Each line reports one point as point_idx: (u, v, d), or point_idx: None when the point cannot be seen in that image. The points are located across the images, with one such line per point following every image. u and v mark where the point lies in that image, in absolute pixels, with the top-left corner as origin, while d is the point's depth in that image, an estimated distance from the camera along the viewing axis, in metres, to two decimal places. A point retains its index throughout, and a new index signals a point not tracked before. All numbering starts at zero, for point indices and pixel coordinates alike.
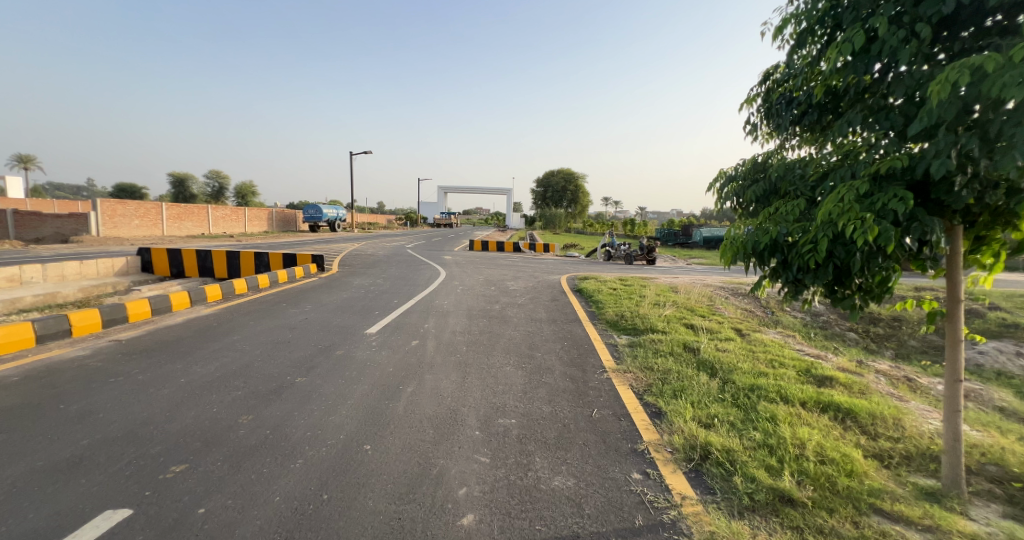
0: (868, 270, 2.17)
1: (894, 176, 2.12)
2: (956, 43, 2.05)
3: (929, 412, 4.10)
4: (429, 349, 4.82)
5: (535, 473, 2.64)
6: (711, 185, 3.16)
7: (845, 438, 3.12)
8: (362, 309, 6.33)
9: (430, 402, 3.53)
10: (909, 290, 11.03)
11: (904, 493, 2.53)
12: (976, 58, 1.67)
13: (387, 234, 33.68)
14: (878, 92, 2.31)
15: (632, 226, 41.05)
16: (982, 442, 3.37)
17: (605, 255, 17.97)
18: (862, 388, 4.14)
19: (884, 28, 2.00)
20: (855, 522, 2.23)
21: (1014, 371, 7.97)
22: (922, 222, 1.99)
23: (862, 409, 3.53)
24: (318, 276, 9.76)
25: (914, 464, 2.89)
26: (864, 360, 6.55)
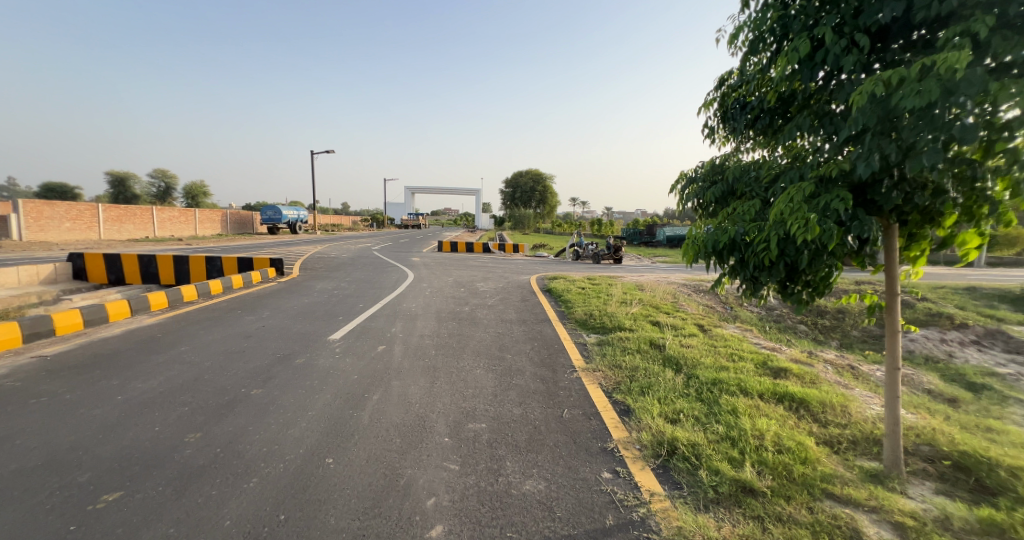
0: (814, 267, 2.26)
1: (836, 179, 2.23)
2: (889, 55, 2.18)
3: (871, 398, 4.35)
4: (396, 354, 4.68)
5: (506, 478, 2.60)
6: (673, 186, 3.21)
7: (800, 427, 3.24)
8: (325, 315, 6.09)
9: (398, 410, 3.42)
10: (851, 284, 11.74)
11: (852, 476, 2.65)
12: (887, 73, 1.85)
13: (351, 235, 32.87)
14: (822, 98, 2.41)
15: (599, 226, 41.81)
16: (916, 424, 3.60)
17: (573, 255, 18.16)
18: (813, 378, 4.34)
19: (828, 36, 2.10)
20: (811, 507, 2.31)
21: (940, 357, 8.64)
22: (862, 221, 2.10)
23: (813, 397, 3.69)
24: (278, 279, 9.35)
25: (859, 448, 3.03)
26: (814, 351, 6.90)
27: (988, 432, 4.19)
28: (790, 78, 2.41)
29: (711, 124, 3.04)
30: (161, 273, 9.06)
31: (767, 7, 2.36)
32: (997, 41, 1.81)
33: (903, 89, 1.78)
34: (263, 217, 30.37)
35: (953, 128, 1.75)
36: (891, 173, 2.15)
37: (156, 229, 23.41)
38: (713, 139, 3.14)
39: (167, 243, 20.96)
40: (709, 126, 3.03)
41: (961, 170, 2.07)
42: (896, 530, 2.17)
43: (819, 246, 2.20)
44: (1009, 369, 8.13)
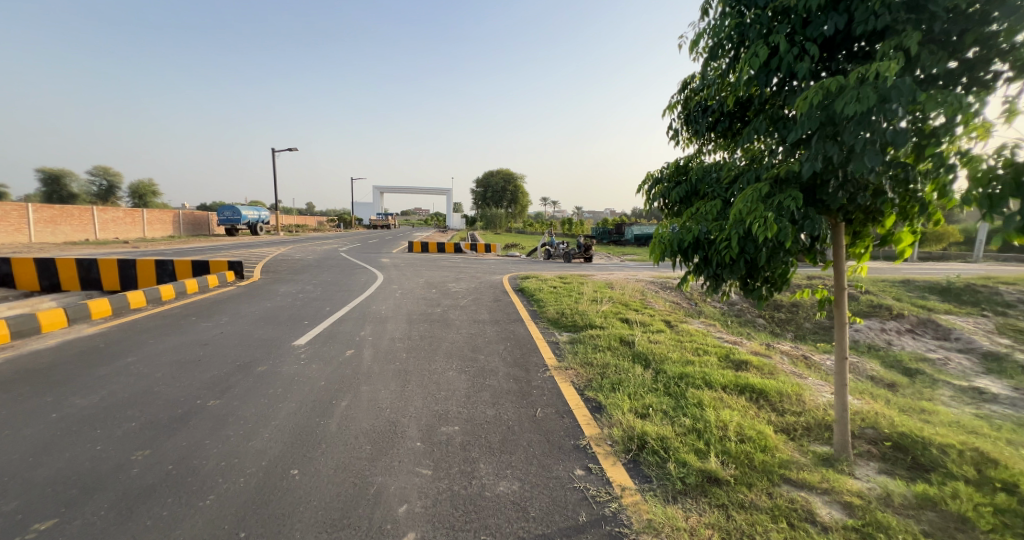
0: (771, 264, 2.35)
1: (790, 180, 2.33)
2: (835, 64, 2.29)
3: (822, 386, 4.58)
4: (365, 359, 4.54)
5: (479, 480, 2.56)
6: (640, 186, 3.25)
7: (760, 416, 3.36)
8: (290, 319, 5.85)
9: (368, 415, 3.32)
10: (804, 279, 12.36)
11: (807, 461, 2.78)
12: (830, 80, 1.97)
13: (315, 236, 31.87)
14: (776, 103, 2.51)
15: (570, 226, 42.31)
16: (861, 408, 3.81)
17: (544, 255, 18.26)
18: (771, 369, 4.52)
19: (780, 44, 2.19)
20: (770, 493, 2.41)
21: (881, 345, 9.23)
22: (814, 220, 2.21)
23: (771, 388, 3.84)
24: (237, 283, 8.93)
25: (813, 434, 3.17)
26: (771, 343, 7.21)
27: (923, 413, 4.50)
28: (747, 83, 2.49)
29: (675, 125, 3.10)
30: (104, 278, 8.46)
31: (725, 15, 2.43)
32: (924, 56, 1.96)
33: (845, 95, 1.89)
34: (220, 218, 29.00)
35: (888, 133, 1.89)
36: (837, 175, 2.27)
37: (97, 231, 21.93)
38: (678, 141, 3.20)
39: (110, 245, 19.70)
40: (673, 128, 3.09)
41: (897, 173, 2.22)
42: (846, 510, 2.30)
43: (775, 244, 2.28)
44: (939, 355, 8.81)
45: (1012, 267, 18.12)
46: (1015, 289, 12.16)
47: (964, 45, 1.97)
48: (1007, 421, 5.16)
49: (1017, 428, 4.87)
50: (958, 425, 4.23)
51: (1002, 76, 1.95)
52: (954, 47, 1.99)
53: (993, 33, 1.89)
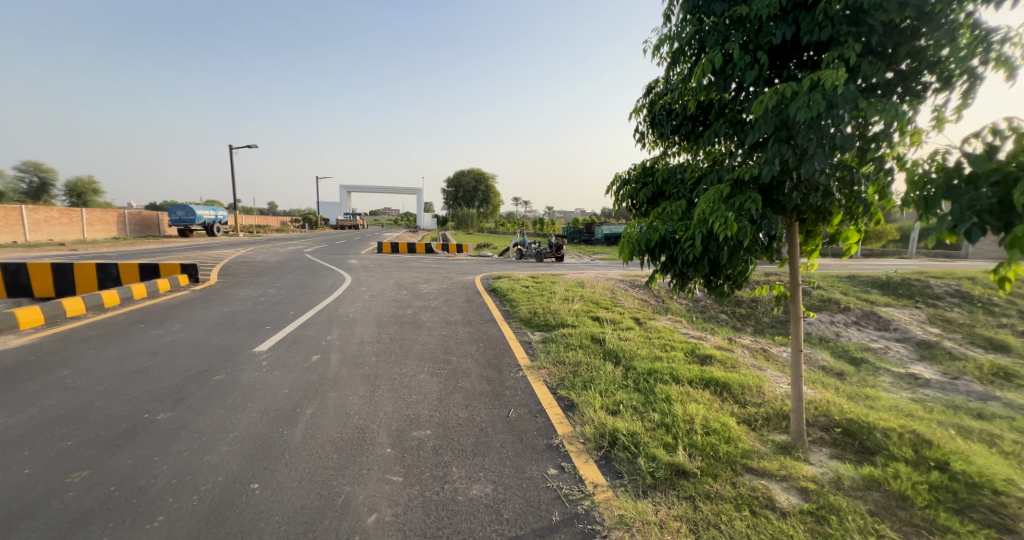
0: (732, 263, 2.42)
1: (749, 182, 2.41)
2: (787, 71, 2.39)
3: (780, 377, 4.76)
4: (332, 364, 4.39)
5: (452, 484, 2.50)
6: (609, 187, 3.27)
7: (724, 409, 3.45)
8: (250, 325, 5.58)
9: (334, 423, 3.20)
10: (762, 276, 12.92)
11: (766, 450, 2.87)
12: (783, 86, 2.05)
13: (277, 237, 30.74)
14: (734, 108, 2.59)
15: (541, 226, 42.59)
16: (815, 397, 3.99)
17: (516, 255, 18.28)
18: (734, 363, 4.66)
19: (735, 52, 2.27)
20: (734, 482, 2.48)
21: (830, 336, 9.76)
22: (771, 220, 2.29)
23: (733, 380, 3.96)
24: (190, 287, 8.46)
25: (772, 424, 3.29)
26: (732, 337, 7.47)
27: (867, 399, 4.79)
28: (707, 88, 2.56)
29: (641, 128, 3.14)
30: (35, 283, 7.86)
31: (684, 22, 2.49)
32: (867, 66, 2.08)
33: (797, 101, 2.00)
34: (172, 218, 27.48)
35: (836, 137, 2.00)
36: (791, 176, 2.37)
37: (27, 231, 20.09)
38: (644, 143, 3.24)
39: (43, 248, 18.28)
40: (639, 131, 3.13)
41: (844, 175, 2.34)
42: (803, 494, 2.40)
43: (736, 243, 2.35)
44: (881, 344, 9.44)
45: (945, 263, 19.63)
46: (945, 283, 13.21)
47: (898, 57, 2.14)
48: (938, 403, 5.58)
49: (946, 409, 5.28)
50: (898, 409, 4.52)
51: (931, 86, 2.13)
52: (890, 58, 2.16)
53: (922, 47, 2.08)
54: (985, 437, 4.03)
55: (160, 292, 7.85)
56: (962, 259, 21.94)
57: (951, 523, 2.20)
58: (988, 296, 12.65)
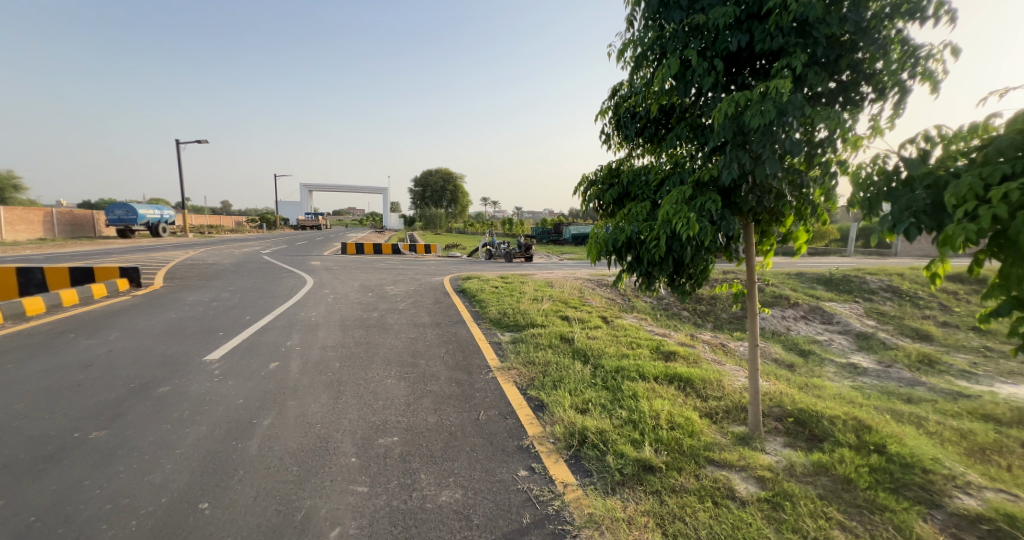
0: (695, 262, 2.47)
1: (709, 184, 2.46)
2: (741, 78, 2.46)
3: (738, 371, 4.93)
4: (292, 371, 4.18)
5: (420, 492, 2.41)
6: (576, 187, 3.26)
7: (687, 403, 3.51)
8: (200, 332, 5.24)
9: (294, 433, 3.04)
10: (720, 274, 13.41)
11: (727, 442, 2.94)
12: (739, 94, 2.13)
13: (232, 237, 29.25)
14: (694, 113, 2.64)
15: (509, 226, 42.69)
16: (770, 389, 4.14)
17: (485, 255, 18.19)
18: (696, 358, 4.78)
19: (694, 58, 2.33)
20: (697, 475, 2.52)
21: (782, 330, 10.24)
22: (729, 221, 2.36)
23: (696, 375, 4.05)
24: (131, 292, 7.87)
25: (732, 416, 3.38)
26: (693, 333, 7.69)
27: (815, 389, 5.04)
28: (669, 93, 2.59)
29: (607, 130, 3.15)
30: None
31: (646, 28, 2.53)
32: (812, 76, 2.19)
33: (751, 109, 2.09)
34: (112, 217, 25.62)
35: (787, 143, 2.11)
36: (747, 179, 2.46)
37: None
38: (609, 145, 3.25)
39: None
40: (605, 133, 3.15)
41: (794, 179, 2.46)
42: (759, 483, 2.47)
43: (698, 243, 2.40)
44: (825, 337, 10.02)
45: (881, 261, 21.07)
46: (880, 279, 14.18)
47: (840, 68, 2.27)
48: (875, 390, 5.95)
49: (881, 395, 5.64)
50: (842, 397, 4.77)
51: (869, 96, 2.28)
52: (832, 69, 2.28)
53: (860, 59, 2.22)
54: (915, 420, 4.32)
55: (95, 298, 7.26)
56: (897, 258, 23.61)
57: (888, 502, 2.32)
58: (915, 290, 13.71)
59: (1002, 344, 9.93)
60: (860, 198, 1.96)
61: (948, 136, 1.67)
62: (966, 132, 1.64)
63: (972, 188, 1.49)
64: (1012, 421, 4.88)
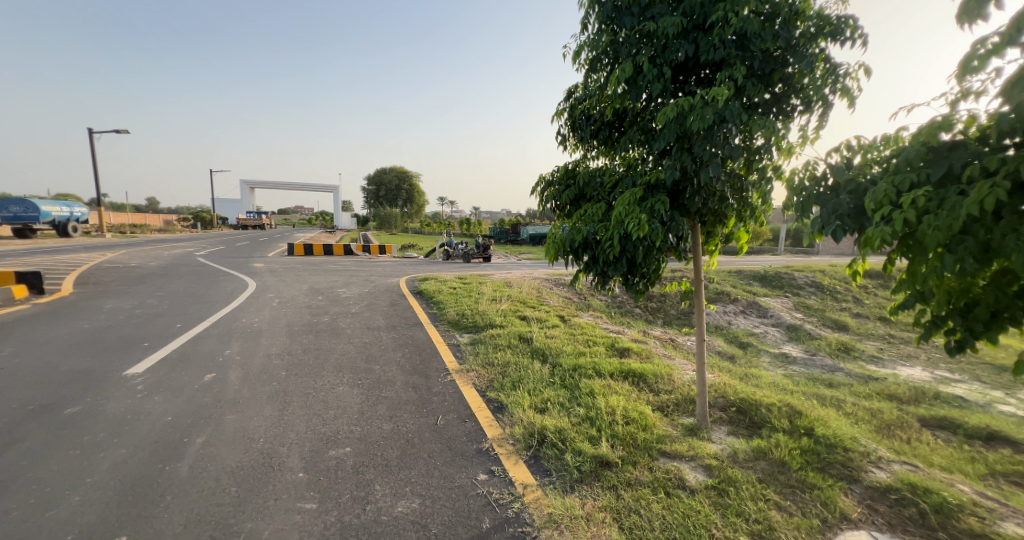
0: (647, 262, 2.49)
1: (659, 186, 2.49)
2: (688, 86, 2.50)
3: (686, 364, 5.09)
4: (230, 383, 3.84)
5: (375, 504, 2.26)
6: (533, 187, 3.21)
7: (641, 398, 3.56)
8: (121, 343, 4.72)
9: (233, 450, 2.77)
10: (668, 272, 13.94)
11: (677, 434, 3.00)
12: (685, 100, 2.18)
13: (162, 238, 26.98)
14: (645, 117, 2.67)
15: (467, 226, 42.43)
16: (715, 381, 4.29)
17: (443, 255, 17.91)
18: (648, 353, 4.89)
19: (645, 64, 2.34)
20: (651, 467, 2.54)
21: (724, 324, 10.79)
22: (678, 222, 2.40)
23: (648, 371, 4.13)
24: (32, 299, 6.97)
25: (682, 408, 3.46)
26: (645, 329, 7.91)
27: (753, 378, 5.31)
28: (621, 97, 2.60)
29: (563, 132, 3.12)
30: None
31: (600, 33, 2.52)
32: (750, 87, 2.27)
33: (693, 113, 2.15)
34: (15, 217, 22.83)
35: (726, 147, 2.18)
36: (693, 182, 2.52)
37: None
38: (565, 146, 3.23)
39: None
40: (562, 134, 3.13)
41: (734, 183, 2.56)
42: (707, 471, 2.53)
43: (650, 244, 2.41)
44: (761, 329, 10.67)
45: (805, 259, 22.86)
46: (805, 274, 15.34)
47: (772, 81, 2.37)
48: (802, 377, 6.39)
49: (808, 381, 6.07)
50: (777, 386, 5.07)
51: (797, 108, 2.39)
52: (766, 82, 2.39)
53: (791, 74, 2.34)
54: (834, 402, 4.66)
55: None
56: (820, 256, 25.72)
57: (816, 480, 2.44)
58: (835, 285, 14.97)
59: (903, 330, 11.07)
60: (793, 201, 2.02)
61: (864, 146, 1.74)
62: (880, 143, 1.72)
63: (887, 194, 1.53)
64: (911, 400, 5.41)
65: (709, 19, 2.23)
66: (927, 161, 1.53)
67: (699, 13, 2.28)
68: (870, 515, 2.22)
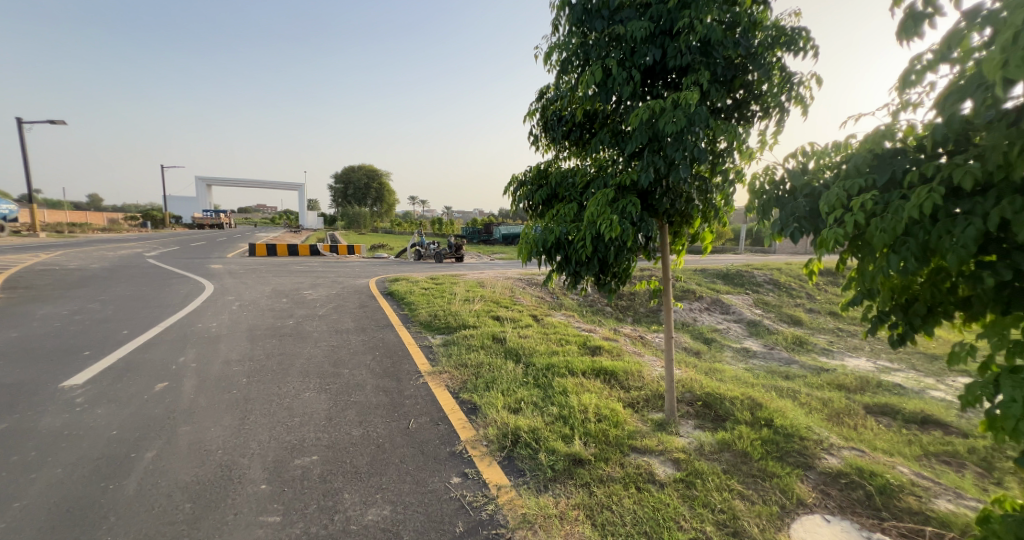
0: (619, 262, 2.48)
1: (629, 187, 2.48)
2: (656, 90, 2.49)
3: (655, 361, 5.17)
4: (183, 392, 3.59)
5: (343, 514, 2.15)
6: (506, 187, 3.15)
7: (612, 395, 3.57)
8: (59, 353, 4.35)
9: (187, 463, 2.58)
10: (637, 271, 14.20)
11: (647, 429, 3.01)
12: (656, 102, 2.19)
13: (109, 238, 25.34)
14: (615, 119, 2.65)
15: (439, 226, 41.98)
16: (683, 376, 4.37)
17: (414, 255, 17.63)
18: (619, 351, 4.93)
19: (615, 67, 2.32)
20: (622, 463, 2.53)
21: (689, 320, 11.08)
22: (648, 222, 2.40)
23: (620, 368, 4.15)
24: None
25: (651, 404, 3.49)
26: (616, 328, 8.00)
27: (716, 372, 5.46)
28: (591, 99, 2.57)
29: (536, 132, 3.09)
30: None
31: (571, 35, 2.50)
32: (714, 92, 2.30)
33: (665, 116, 2.15)
34: None
35: (695, 150, 2.20)
36: (662, 184, 2.53)
37: None
38: (538, 147, 3.19)
39: None
40: (535, 134, 3.09)
41: (700, 184, 2.60)
42: (675, 464, 2.54)
43: (620, 244, 2.41)
44: (723, 325, 11.03)
45: (764, 257, 23.86)
46: (764, 272, 16.01)
47: (734, 87, 2.43)
48: (762, 370, 6.63)
49: (766, 374, 6.31)
50: (739, 379, 5.22)
51: (757, 114, 2.46)
52: (728, 88, 2.44)
53: (750, 81, 2.40)
54: (790, 393, 4.84)
55: None
56: (778, 254, 26.91)
57: (775, 468, 2.49)
58: (791, 281, 15.69)
59: (850, 324, 11.71)
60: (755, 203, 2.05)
61: (818, 152, 1.77)
62: (831, 149, 1.74)
63: (839, 198, 1.51)
64: (858, 388, 5.70)
65: (675, 25, 2.24)
66: (872, 167, 1.53)
67: (666, 19, 2.29)
68: (824, 499, 2.29)
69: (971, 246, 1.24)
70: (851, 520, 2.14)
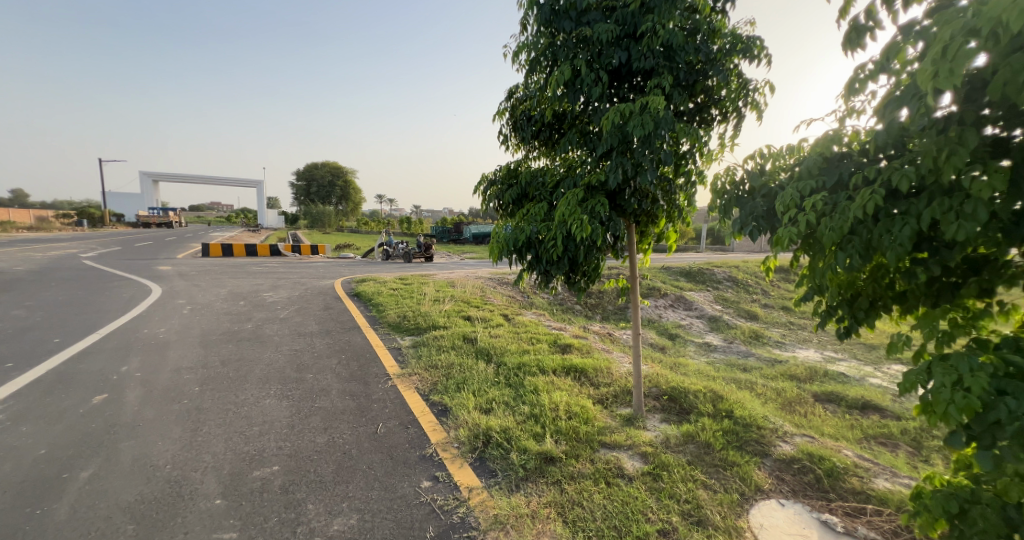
0: (588, 261, 2.46)
1: (597, 188, 2.45)
2: (622, 92, 2.48)
3: (623, 357, 5.22)
4: (125, 404, 3.31)
5: (306, 526, 2.01)
6: (476, 186, 3.07)
7: (582, 392, 3.56)
8: None
9: (129, 481, 2.37)
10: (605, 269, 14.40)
11: (616, 424, 3.01)
12: (624, 105, 2.16)
13: (43, 238, 23.42)
14: (583, 120, 2.62)
15: (407, 225, 41.25)
16: (650, 372, 4.42)
17: (380, 255, 17.23)
18: (589, 348, 4.94)
19: (583, 68, 2.28)
20: (592, 459, 2.50)
21: (655, 317, 11.34)
22: (616, 222, 2.39)
23: (590, 365, 4.15)
24: None
25: (619, 399, 3.50)
26: (586, 325, 8.06)
27: (680, 367, 5.58)
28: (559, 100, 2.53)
29: (505, 131, 3.03)
30: None
31: (539, 34, 2.44)
32: (677, 96, 2.31)
33: (633, 120, 2.14)
34: None
35: (662, 153, 2.20)
36: (630, 184, 2.52)
37: None
38: (508, 146, 3.13)
39: None
40: (505, 133, 3.02)
41: (664, 186, 2.61)
42: (643, 458, 2.54)
43: (590, 243, 2.39)
44: (687, 321, 11.35)
45: (724, 256, 24.80)
46: (724, 269, 16.62)
47: (696, 92, 2.42)
48: (722, 363, 6.84)
49: (726, 367, 6.52)
50: (701, 373, 5.35)
51: (716, 118, 2.50)
52: (690, 92, 2.42)
53: (711, 86, 2.40)
54: (749, 384, 5.01)
55: None
56: (736, 252, 28.04)
57: (735, 458, 2.53)
58: (748, 278, 16.35)
59: (802, 318, 12.33)
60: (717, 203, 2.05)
61: (773, 154, 1.79)
62: (785, 152, 1.76)
63: (793, 198, 1.51)
64: (808, 378, 5.98)
65: (638, 28, 2.23)
66: (822, 170, 1.54)
67: (631, 22, 2.28)
68: (778, 484, 2.35)
69: (906, 245, 1.25)
70: (804, 503, 2.20)
